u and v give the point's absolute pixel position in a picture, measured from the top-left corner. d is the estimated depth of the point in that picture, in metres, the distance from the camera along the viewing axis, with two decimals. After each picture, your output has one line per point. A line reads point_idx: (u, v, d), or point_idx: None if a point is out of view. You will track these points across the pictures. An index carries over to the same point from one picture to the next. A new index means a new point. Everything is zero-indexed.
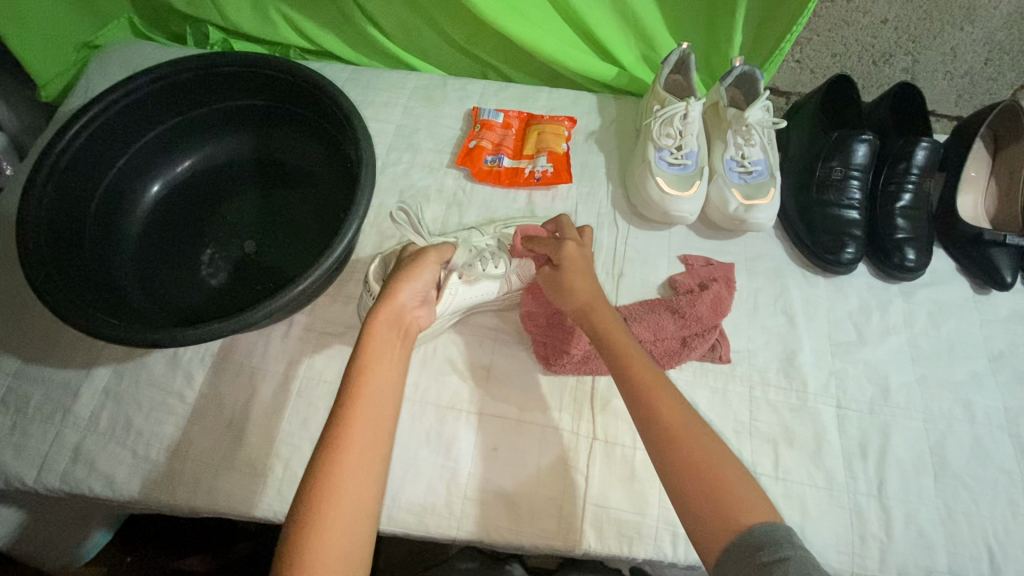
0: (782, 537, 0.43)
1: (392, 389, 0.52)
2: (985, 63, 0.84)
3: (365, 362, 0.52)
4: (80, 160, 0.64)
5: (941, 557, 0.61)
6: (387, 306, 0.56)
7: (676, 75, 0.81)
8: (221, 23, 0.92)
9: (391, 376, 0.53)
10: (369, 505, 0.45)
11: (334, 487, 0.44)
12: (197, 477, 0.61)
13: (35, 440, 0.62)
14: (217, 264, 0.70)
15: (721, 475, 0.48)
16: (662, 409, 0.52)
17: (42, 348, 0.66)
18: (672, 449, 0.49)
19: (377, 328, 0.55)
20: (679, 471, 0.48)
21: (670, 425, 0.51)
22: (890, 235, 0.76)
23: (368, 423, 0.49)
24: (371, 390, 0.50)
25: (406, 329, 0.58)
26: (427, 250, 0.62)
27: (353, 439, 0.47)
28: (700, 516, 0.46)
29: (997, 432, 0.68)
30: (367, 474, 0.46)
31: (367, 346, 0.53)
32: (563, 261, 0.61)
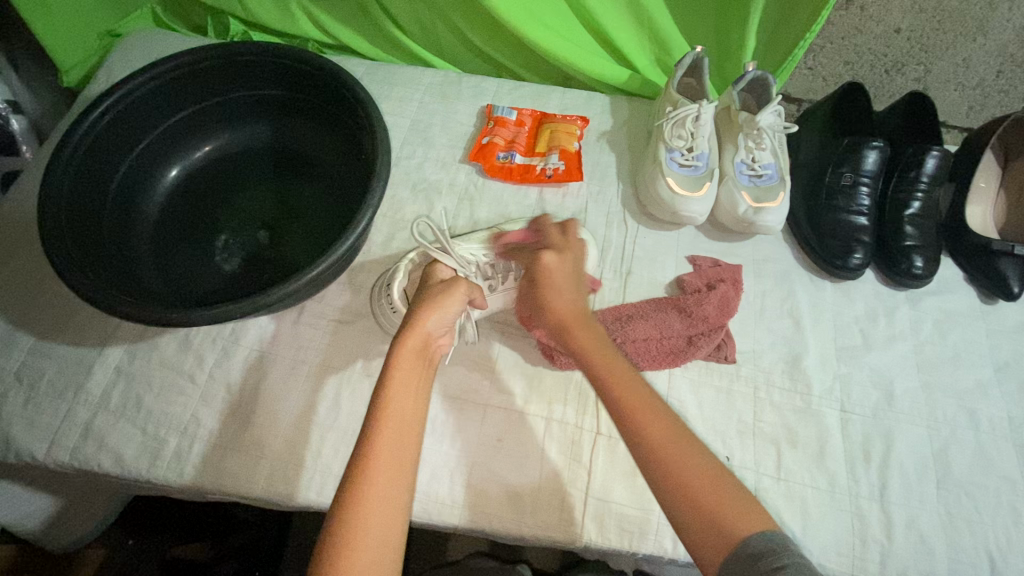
0: (780, 547, 0.44)
1: (411, 430, 0.50)
2: (997, 75, 0.84)
3: (389, 396, 0.50)
4: (101, 143, 0.66)
5: (942, 562, 0.61)
6: (411, 345, 0.53)
7: (690, 78, 0.82)
8: (242, 15, 0.93)
9: (411, 417, 0.50)
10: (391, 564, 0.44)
11: (354, 547, 0.43)
12: (205, 457, 0.62)
13: (47, 415, 0.63)
14: (232, 250, 0.71)
15: (720, 496, 0.47)
16: (645, 419, 0.51)
17: (56, 325, 0.67)
18: (661, 457, 0.48)
19: (399, 367, 0.52)
20: (677, 490, 0.47)
21: (666, 444, 0.49)
22: (898, 243, 0.76)
23: (386, 475, 0.47)
24: (390, 439, 0.48)
25: (429, 360, 0.55)
26: (455, 281, 0.59)
27: (373, 496, 0.45)
28: (701, 538, 0.45)
29: (1000, 440, 0.68)
30: (388, 527, 0.45)
31: (388, 387, 0.50)
32: (540, 274, 0.62)
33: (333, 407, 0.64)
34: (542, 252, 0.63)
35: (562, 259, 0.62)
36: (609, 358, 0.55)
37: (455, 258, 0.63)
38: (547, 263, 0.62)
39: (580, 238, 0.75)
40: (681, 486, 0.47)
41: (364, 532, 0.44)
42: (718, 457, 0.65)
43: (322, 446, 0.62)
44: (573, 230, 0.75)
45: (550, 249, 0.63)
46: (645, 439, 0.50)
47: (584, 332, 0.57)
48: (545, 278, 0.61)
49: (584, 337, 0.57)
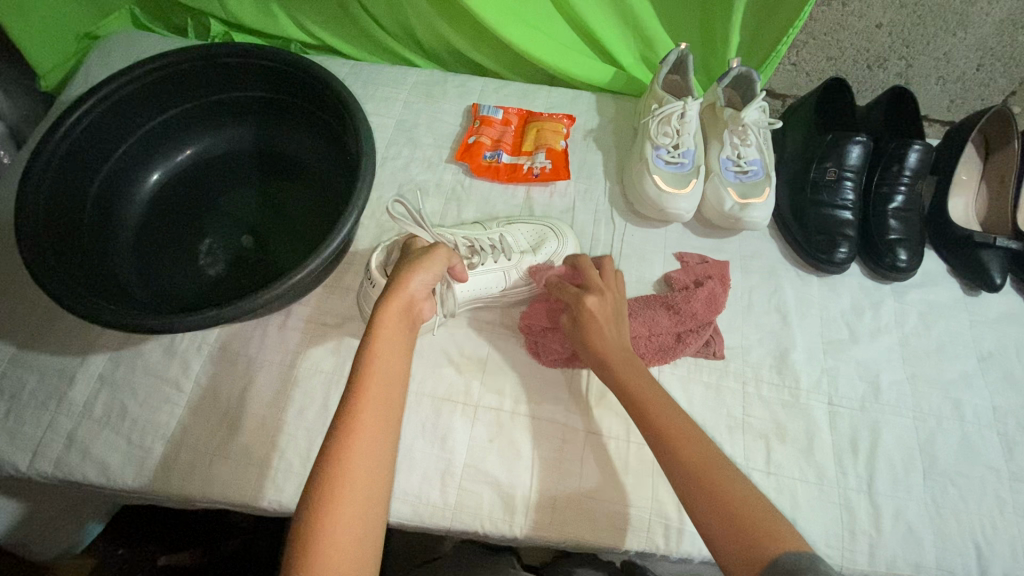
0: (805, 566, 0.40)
1: (397, 385, 0.51)
2: (977, 69, 0.85)
3: (376, 349, 0.51)
4: (79, 149, 0.64)
5: (930, 553, 0.62)
6: (397, 305, 0.53)
7: (675, 75, 0.82)
8: (222, 15, 0.92)
9: (397, 370, 0.51)
10: (372, 510, 0.44)
11: (341, 490, 0.43)
12: (193, 465, 0.61)
13: (29, 427, 0.62)
14: (216, 254, 0.70)
15: (751, 508, 0.46)
16: (683, 444, 0.51)
17: (37, 335, 0.66)
18: (697, 474, 0.49)
19: (388, 322, 0.53)
20: (712, 506, 0.46)
21: (698, 459, 0.50)
22: (882, 237, 0.77)
23: (375, 422, 0.47)
24: (379, 388, 0.49)
25: (412, 323, 0.56)
26: (436, 245, 0.59)
27: (362, 438, 0.46)
28: (729, 544, 0.44)
29: (985, 429, 0.69)
30: (372, 480, 0.45)
31: (376, 339, 0.51)
32: (582, 315, 0.62)
33: (321, 411, 0.64)
34: (582, 294, 0.63)
35: (604, 300, 0.63)
36: (648, 386, 0.57)
37: (430, 232, 0.61)
38: (591, 306, 0.62)
39: (563, 233, 0.74)
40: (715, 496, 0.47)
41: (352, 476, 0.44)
42: None
43: (311, 451, 0.62)
44: (550, 221, 0.75)
45: (589, 291, 0.64)
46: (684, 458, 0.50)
47: (625, 369, 0.58)
48: (590, 323, 0.62)
49: (623, 372, 0.58)
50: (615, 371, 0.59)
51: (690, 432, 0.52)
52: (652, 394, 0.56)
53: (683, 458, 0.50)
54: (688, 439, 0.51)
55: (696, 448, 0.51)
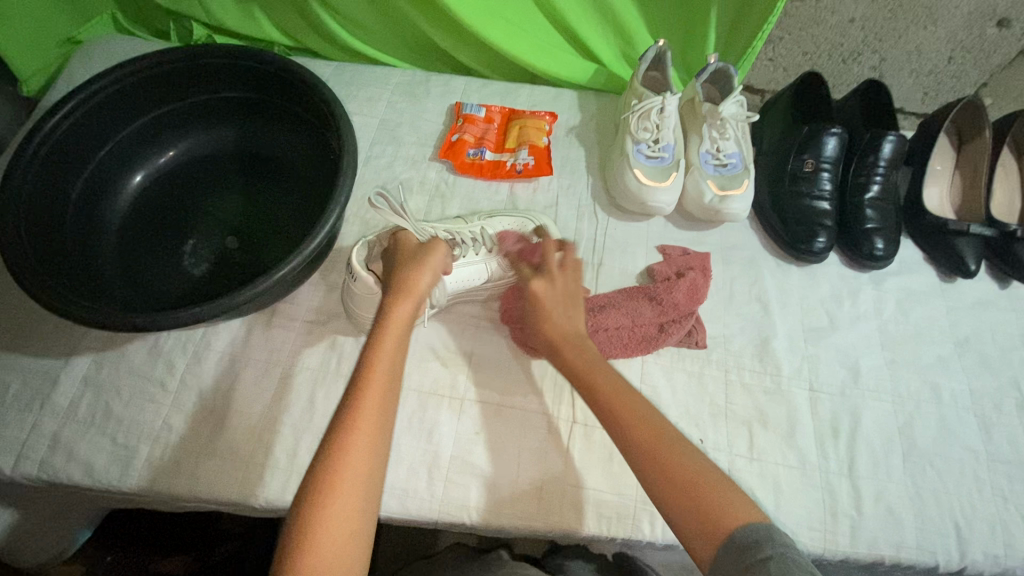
0: (762, 537, 0.43)
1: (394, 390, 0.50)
2: (949, 61, 0.87)
3: (378, 352, 0.50)
4: (60, 151, 0.64)
5: (910, 533, 0.63)
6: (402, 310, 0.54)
7: (654, 71, 0.84)
8: (205, 19, 0.93)
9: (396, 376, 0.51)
10: (365, 517, 0.45)
11: (336, 493, 0.44)
12: (180, 463, 0.61)
13: (12, 429, 0.61)
14: (200, 255, 0.70)
15: (700, 480, 0.48)
16: (627, 414, 0.52)
17: (19, 337, 0.66)
18: (649, 449, 0.49)
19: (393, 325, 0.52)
20: (656, 471, 0.48)
21: (650, 432, 0.51)
22: (859, 226, 0.78)
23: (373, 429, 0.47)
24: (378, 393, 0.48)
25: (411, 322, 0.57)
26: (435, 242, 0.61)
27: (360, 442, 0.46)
28: (690, 528, 0.46)
29: (962, 412, 0.70)
30: (367, 484, 0.45)
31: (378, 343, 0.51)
32: (529, 299, 0.62)
33: (308, 408, 0.64)
34: (531, 278, 0.63)
35: (552, 285, 0.62)
36: (592, 359, 0.57)
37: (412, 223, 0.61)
38: (537, 290, 0.61)
39: (542, 223, 0.75)
40: (655, 460, 0.49)
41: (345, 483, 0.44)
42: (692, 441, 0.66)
43: (298, 447, 0.62)
44: (531, 214, 0.76)
45: (538, 274, 0.63)
46: (627, 427, 0.51)
47: (574, 351, 0.58)
48: (536, 305, 0.61)
49: (573, 357, 0.57)
50: (563, 355, 0.58)
51: (630, 399, 0.53)
52: (602, 371, 0.56)
53: (630, 427, 0.51)
54: (631, 407, 0.52)
55: (638, 417, 0.52)
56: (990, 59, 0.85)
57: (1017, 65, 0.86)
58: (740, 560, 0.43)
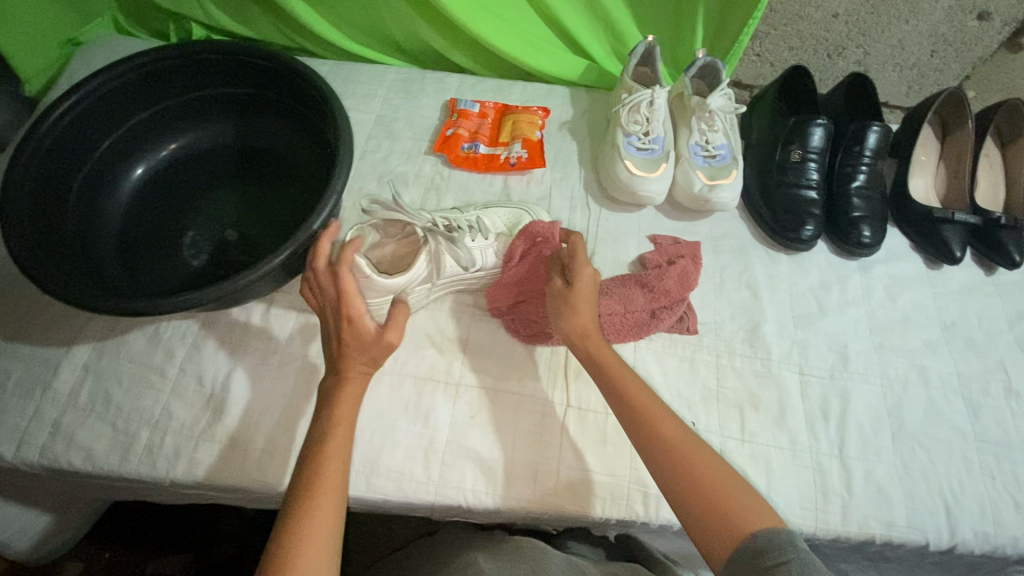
0: (785, 541, 0.43)
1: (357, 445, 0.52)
2: (931, 55, 0.89)
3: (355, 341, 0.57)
4: (62, 144, 0.66)
5: (900, 512, 0.64)
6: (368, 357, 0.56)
7: (644, 67, 0.86)
8: (205, 20, 0.95)
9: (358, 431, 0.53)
10: (336, 562, 0.45)
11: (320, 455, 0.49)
12: (179, 448, 0.62)
13: (13, 416, 0.62)
14: (199, 246, 0.71)
15: (723, 488, 0.48)
16: (658, 423, 0.53)
17: (20, 326, 0.67)
18: (675, 458, 0.51)
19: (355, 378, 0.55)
20: (689, 486, 0.49)
21: (674, 439, 0.52)
22: (846, 214, 0.80)
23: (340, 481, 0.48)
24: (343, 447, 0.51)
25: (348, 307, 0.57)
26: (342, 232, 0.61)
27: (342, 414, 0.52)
28: (710, 532, 0.46)
29: (950, 394, 0.71)
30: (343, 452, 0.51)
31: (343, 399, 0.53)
32: (575, 284, 0.62)
33: (306, 393, 0.65)
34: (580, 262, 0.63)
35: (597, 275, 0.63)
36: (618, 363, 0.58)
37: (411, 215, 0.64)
38: (585, 276, 0.62)
39: (537, 213, 0.77)
40: (684, 468, 0.50)
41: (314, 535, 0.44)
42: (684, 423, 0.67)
43: (295, 432, 0.63)
44: (526, 206, 0.78)
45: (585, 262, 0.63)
46: (657, 438, 0.52)
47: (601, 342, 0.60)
48: (580, 291, 0.61)
49: (602, 351, 0.59)
50: (594, 346, 0.59)
51: (659, 408, 0.54)
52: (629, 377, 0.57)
53: (659, 438, 0.52)
54: (662, 418, 0.53)
55: (669, 426, 0.53)
56: (971, 52, 0.88)
57: (997, 58, 0.88)
58: (751, 561, 0.43)
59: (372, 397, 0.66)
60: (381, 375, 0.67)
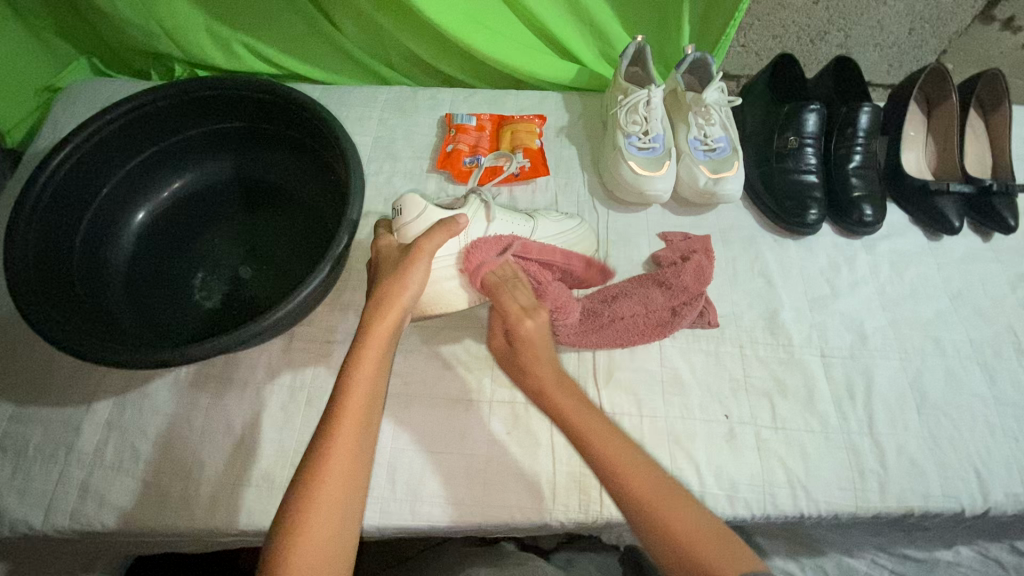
0: None
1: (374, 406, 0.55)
2: (910, 33, 0.91)
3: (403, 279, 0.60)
4: (62, 197, 0.64)
5: (934, 482, 0.65)
6: (388, 318, 0.58)
7: (635, 67, 0.86)
8: (183, 55, 0.93)
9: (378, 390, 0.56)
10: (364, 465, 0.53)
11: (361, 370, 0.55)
12: (216, 496, 0.60)
13: (38, 482, 0.60)
14: (210, 287, 0.69)
15: (703, 539, 0.47)
16: (631, 474, 0.51)
17: (34, 388, 0.65)
18: (646, 507, 0.49)
19: (375, 338, 0.57)
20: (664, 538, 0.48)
21: (645, 494, 0.50)
22: (847, 195, 0.82)
23: (348, 449, 0.51)
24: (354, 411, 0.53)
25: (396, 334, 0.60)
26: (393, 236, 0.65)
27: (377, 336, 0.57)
28: None
29: (966, 361, 0.73)
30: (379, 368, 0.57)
31: (358, 362, 0.55)
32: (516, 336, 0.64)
33: None
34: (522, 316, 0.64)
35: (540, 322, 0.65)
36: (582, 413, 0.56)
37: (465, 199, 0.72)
38: (529, 329, 0.64)
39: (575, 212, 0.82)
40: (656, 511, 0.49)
41: (319, 503, 0.48)
42: (718, 417, 0.67)
43: None
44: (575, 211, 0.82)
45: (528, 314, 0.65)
46: (628, 487, 0.50)
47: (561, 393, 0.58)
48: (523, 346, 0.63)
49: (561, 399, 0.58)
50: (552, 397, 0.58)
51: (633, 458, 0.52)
52: (592, 420, 0.55)
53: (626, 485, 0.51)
54: (638, 469, 0.51)
55: (642, 479, 0.51)
56: (948, 27, 0.90)
57: (973, 30, 0.91)
58: None
59: (406, 422, 0.65)
60: (414, 400, 0.67)
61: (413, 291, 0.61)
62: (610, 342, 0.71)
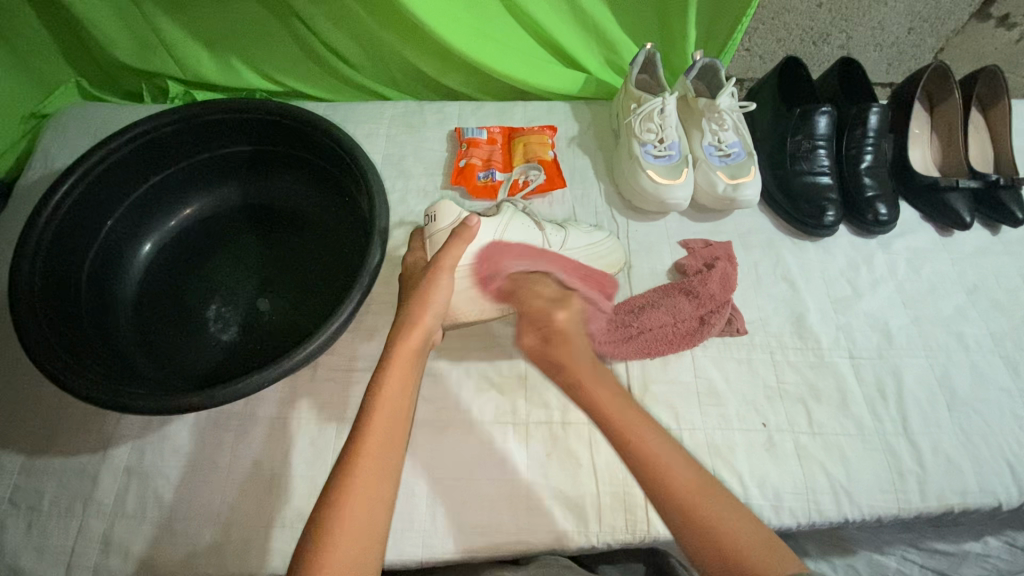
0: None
1: (397, 428, 0.53)
2: (909, 32, 0.93)
3: (429, 295, 0.61)
4: (65, 233, 0.61)
5: (971, 478, 0.65)
6: (415, 333, 0.58)
7: (644, 74, 0.85)
8: (181, 75, 0.90)
9: (399, 414, 0.54)
10: (394, 485, 0.51)
11: (386, 385, 0.55)
12: (248, 541, 0.57)
13: (57, 538, 0.57)
14: (226, 319, 0.66)
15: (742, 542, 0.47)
16: (670, 472, 0.51)
17: (45, 436, 0.61)
18: (683, 503, 0.49)
19: (397, 359, 0.57)
20: (686, 521, 0.49)
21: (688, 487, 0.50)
22: (861, 195, 0.82)
23: (368, 476, 0.50)
24: (379, 432, 0.52)
25: (424, 351, 0.60)
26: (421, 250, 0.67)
27: (402, 351, 0.57)
28: None
29: (988, 354, 0.74)
30: (405, 382, 0.56)
31: (383, 375, 0.55)
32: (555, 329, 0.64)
33: None
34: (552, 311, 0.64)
35: (571, 314, 0.65)
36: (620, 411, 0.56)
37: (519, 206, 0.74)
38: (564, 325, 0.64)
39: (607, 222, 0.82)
40: (693, 517, 0.49)
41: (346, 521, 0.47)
42: (755, 425, 0.67)
43: None
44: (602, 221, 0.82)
45: (559, 308, 0.65)
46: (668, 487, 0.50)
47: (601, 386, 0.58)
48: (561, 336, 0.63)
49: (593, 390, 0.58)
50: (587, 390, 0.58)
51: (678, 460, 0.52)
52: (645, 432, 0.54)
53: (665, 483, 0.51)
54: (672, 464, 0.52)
55: (675, 474, 0.51)
56: (945, 25, 0.92)
57: (969, 28, 0.92)
58: None
59: (443, 451, 0.63)
60: (449, 427, 0.65)
61: (435, 308, 0.61)
62: (638, 352, 0.70)
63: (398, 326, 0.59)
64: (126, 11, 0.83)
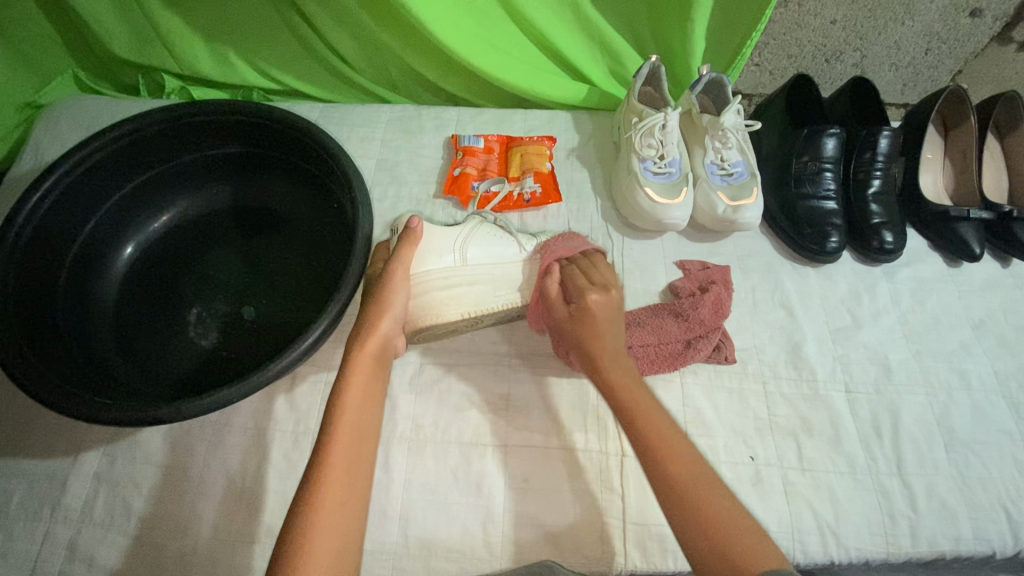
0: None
1: (362, 442, 0.52)
2: (926, 53, 0.90)
3: (390, 300, 0.59)
4: (43, 235, 0.61)
5: (965, 525, 0.63)
6: (375, 338, 0.57)
7: (648, 86, 0.83)
8: (178, 70, 0.89)
9: (366, 422, 0.53)
10: (362, 500, 0.50)
11: (348, 397, 0.53)
12: (214, 555, 0.56)
13: (22, 543, 0.56)
14: (206, 324, 0.65)
15: (732, 523, 0.46)
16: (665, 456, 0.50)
17: (19, 438, 0.61)
18: (686, 489, 0.48)
19: (358, 369, 0.55)
20: (681, 510, 0.47)
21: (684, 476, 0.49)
22: (867, 221, 0.79)
23: (338, 493, 0.48)
24: (345, 446, 0.50)
25: (385, 360, 0.58)
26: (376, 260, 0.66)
27: (363, 360, 0.55)
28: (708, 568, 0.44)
29: (991, 395, 0.71)
30: (368, 392, 0.55)
31: (346, 387, 0.53)
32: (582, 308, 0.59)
33: None
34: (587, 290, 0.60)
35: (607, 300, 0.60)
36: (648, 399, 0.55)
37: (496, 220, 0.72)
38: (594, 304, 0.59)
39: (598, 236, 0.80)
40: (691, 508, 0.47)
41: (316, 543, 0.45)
42: (743, 458, 0.65)
43: None
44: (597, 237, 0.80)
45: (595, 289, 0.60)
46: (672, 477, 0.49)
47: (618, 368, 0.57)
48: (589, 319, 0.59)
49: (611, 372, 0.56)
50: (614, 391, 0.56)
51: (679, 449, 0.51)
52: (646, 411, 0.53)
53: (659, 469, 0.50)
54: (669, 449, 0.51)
55: (682, 463, 0.50)
56: (964, 48, 0.88)
57: (988, 52, 0.89)
58: None
59: (418, 472, 0.62)
60: (425, 446, 0.63)
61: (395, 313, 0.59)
62: None
63: (358, 330, 0.58)
64: (123, 3, 0.82)
